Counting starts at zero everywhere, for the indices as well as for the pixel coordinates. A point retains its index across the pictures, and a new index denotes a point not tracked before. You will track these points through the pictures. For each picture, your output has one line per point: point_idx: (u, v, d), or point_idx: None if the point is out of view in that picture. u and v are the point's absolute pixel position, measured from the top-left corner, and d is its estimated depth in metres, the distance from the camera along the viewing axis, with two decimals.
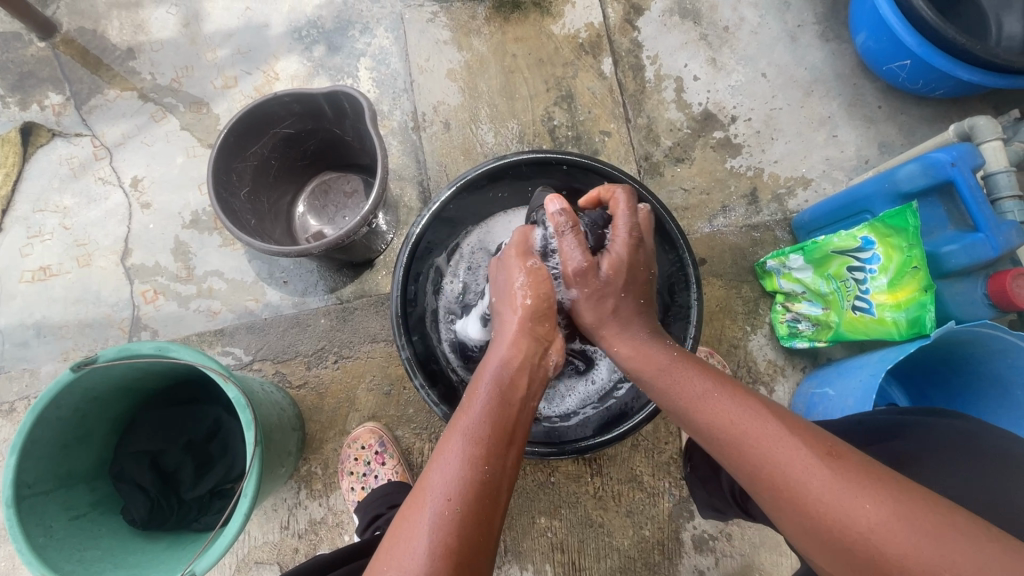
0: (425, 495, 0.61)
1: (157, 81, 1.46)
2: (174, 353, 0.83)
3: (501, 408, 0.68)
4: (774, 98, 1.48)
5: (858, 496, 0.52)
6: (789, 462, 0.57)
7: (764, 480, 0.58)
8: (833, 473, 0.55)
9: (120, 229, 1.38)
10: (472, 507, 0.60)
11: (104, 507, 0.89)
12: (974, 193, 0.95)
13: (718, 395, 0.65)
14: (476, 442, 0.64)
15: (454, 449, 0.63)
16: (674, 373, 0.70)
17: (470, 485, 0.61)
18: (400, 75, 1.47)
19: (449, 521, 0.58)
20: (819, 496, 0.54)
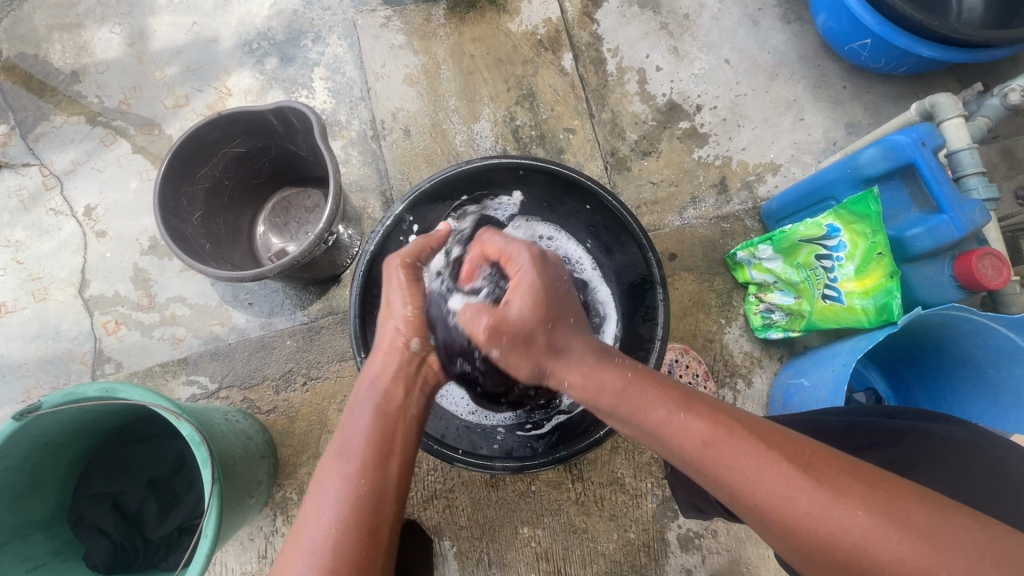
0: (302, 522, 0.60)
1: (104, 103, 1.41)
2: (122, 394, 0.80)
3: (374, 419, 0.69)
4: (739, 84, 1.46)
5: (852, 512, 0.50)
6: (776, 484, 0.53)
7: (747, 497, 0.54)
8: (819, 486, 0.52)
9: (76, 260, 1.33)
10: (351, 524, 0.60)
11: (66, 555, 0.87)
12: (935, 173, 0.93)
13: (684, 415, 0.59)
14: (353, 460, 0.64)
15: (329, 468, 0.64)
16: (635, 401, 0.62)
17: (348, 502, 0.61)
18: (356, 83, 1.43)
19: (326, 541, 0.58)
20: (808, 512, 0.51)
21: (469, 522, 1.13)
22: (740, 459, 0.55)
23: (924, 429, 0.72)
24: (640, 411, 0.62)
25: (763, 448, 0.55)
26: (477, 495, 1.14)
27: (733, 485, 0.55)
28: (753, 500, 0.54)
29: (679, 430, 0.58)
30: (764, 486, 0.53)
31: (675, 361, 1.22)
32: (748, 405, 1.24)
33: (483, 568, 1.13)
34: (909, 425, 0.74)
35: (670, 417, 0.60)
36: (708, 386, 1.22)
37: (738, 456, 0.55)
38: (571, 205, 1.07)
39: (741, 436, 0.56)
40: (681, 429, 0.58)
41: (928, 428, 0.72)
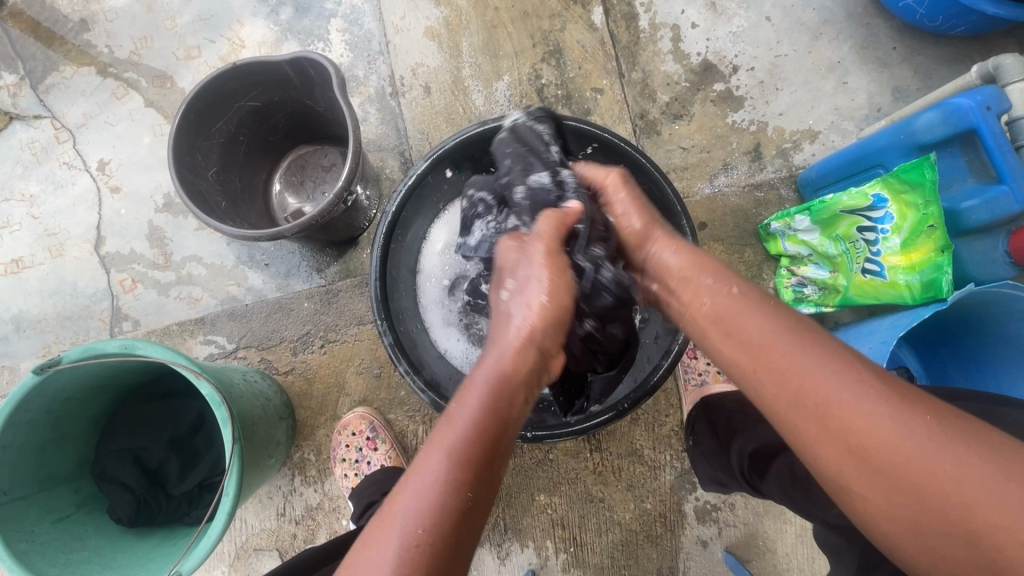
0: (393, 512, 0.56)
1: (114, 54, 1.36)
2: (141, 351, 0.78)
3: (488, 422, 0.61)
4: (779, 44, 1.37)
5: (949, 459, 0.48)
6: (871, 422, 0.51)
7: (836, 432, 0.52)
8: (915, 428, 0.50)
9: (91, 217, 1.31)
10: (446, 537, 0.56)
11: (90, 508, 0.88)
12: (999, 140, 0.86)
13: (783, 334, 0.58)
14: (458, 464, 0.58)
15: (433, 467, 0.57)
16: (740, 316, 0.61)
17: (444, 511, 0.56)
18: (374, 35, 1.36)
19: (418, 554, 0.54)
20: (904, 453, 0.49)
21: None
22: (830, 390, 0.53)
23: (988, 411, 0.68)
24: (754, 336, 0.59)
25: (859, 377, 0.53)
26: None
27: (834, 425, 0.52)
28: (845, 431, 0.52)
29: (775, 358, 0.57)
30: (858, 415, 0.51)
31: None
32: None
33: (499, 533, 1.13)
34: (975, 408, 0.69)
35: (786, 351, 0.56)
36: None
37: (839, 382, 0.53)
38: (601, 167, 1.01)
39: (839, 368, 0.54)
40: (780, 351, 0.57)
41: (999, 410, 0.67)
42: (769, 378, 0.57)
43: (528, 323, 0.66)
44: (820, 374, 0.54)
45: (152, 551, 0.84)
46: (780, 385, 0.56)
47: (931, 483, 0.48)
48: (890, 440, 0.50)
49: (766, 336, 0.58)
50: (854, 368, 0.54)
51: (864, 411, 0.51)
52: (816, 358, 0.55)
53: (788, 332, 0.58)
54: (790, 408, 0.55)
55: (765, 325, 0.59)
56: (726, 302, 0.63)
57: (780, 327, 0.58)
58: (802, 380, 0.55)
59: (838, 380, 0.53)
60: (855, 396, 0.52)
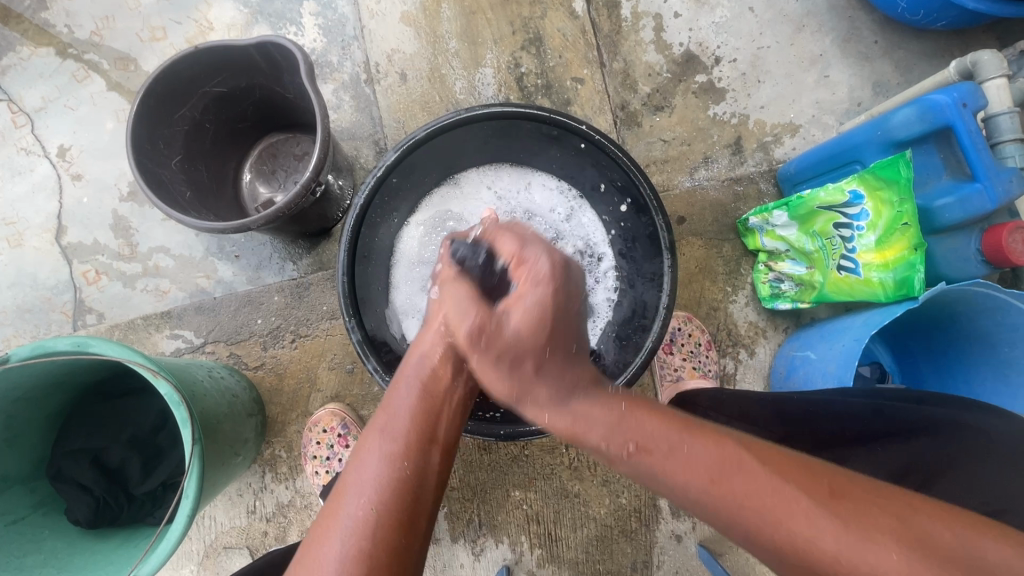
0: (339, 503, 0.55)
1: (74, 34, 1.29)
2: (95, 348, 0.75)
3: (421, 402, 0.61)
4: (761, 35, 1.35)
5: (849, 540, 0.48)
6: (790, 519, 0.49)
7: (759, 529, 0.51)
8: (825, 507, 0.49)
9: (51, 205, 1.26)
10: (389, 517, 0.55)
11: (47, 509, 0.85)
12: (973, 138, 0.86)
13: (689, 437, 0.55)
14: (398, 446, 0.58)
15: (373, 447, 0.58)
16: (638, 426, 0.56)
17: (386, 492, 0.55)
18: (348, 20, 1.31)
19: (360, 536, 0.53)
20: (812, 539, 0.49)
21: (460, 484, 1.13)
22: (745, 478, 0.52)
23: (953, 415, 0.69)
24: (672, 438, 0.55)
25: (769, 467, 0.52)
26: (469, 458, 1.13)
27: (752, 520, 0.51)
28: (753, 520, 0.51)
29: (683, 450, 0.54)
30: (766, 503, 0.50)
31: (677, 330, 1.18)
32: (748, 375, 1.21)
33: (474, 529, 1.12)
34: (943, 414, 0.70)
35: (703, 446, 0.54)
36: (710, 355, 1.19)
37: (745, 475, 0.52)
38: (589, 169, 0.99)
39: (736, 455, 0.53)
40: (686, 444, 0.55)
41: (964, 417, 0.68)
42: (704, 449, 0.54)
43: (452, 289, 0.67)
44: (749, 453, 0.52)
45: (112, 553, 0.81)
46: (715, 457, 0.53)
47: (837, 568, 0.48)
48: (825, 556, 0.48)
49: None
50: (775, 479, 0.51)
51: (793, 531, 0.49)
52: (755, 481, 0.51)
53: (719, 451, 0.53)
54: (734, 529, 0.52)
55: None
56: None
57: (704, 443, 0.54)
58: (727, 448, 0.53)
59: (763, 462, 0.52)
60: (771, 470, 0.51)
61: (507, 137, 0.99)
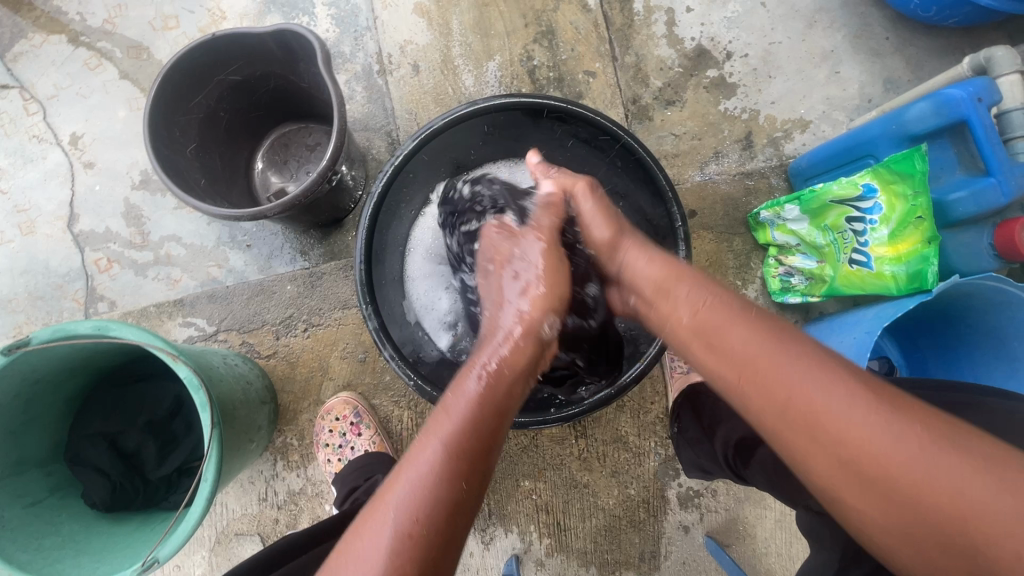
0: (381, 518, 0.54)
1: (87, 22, 1.29)
2: (115, 332, 0.76)
3: (485, 411, 0.60)
4: (773, 31, 1.35)
5: (899, 432, 0.47)
6: (843, 419, 0.49)
7: (801, 414, 0.51)
8: (881, 402, 0.49)
9: (64, 193, 1.26)
10: (441, 531, 0.54)
11: (64, 492, 0.85)
12: (988, 132, 0.86)
13: (739, 326, 0.58)
14: (454, 455, 0.56)
15: (427, 455, 0.56)
16: (710, 317, 0.60)
17: (439, 503, 0.54)
18: (361, 11, 1.31)
19: (408, 547, 0.52)
20: (855, 422, 0.48)
21: None
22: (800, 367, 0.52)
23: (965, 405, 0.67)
24: (727, 338, 0.58)
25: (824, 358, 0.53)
26: None
27: (801, 410, 0.51)
28: (797, 404, 0.51)
29: (728, 337, 0.57)
30: (820, 392, 0.50)
31: None
32: None
33: (483, 518, 1.13)
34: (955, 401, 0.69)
35: (757, 343, 0.56)
36: None
37: (801, 364, 0.52)
38: (605, 163, 1.00)
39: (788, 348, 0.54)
40: (742, 339, 0.57)
41: (983, 401, 0.67)
42: (766, 401, 0.53)
43: (519, 328, 0.67)
44: (823, 399, 0.50)
45: (130, 536, 0.82)
46: (779, 405, 0.52)
47: (884, 460, 0.47)
48: (878, 453, 0.47)
49: (752, 348, 0.55)
50: (841, 375, 0.51)
51: (849, 421, 0.49)
52: (809, 373, 0.52)
53: (777, 344, 0.55)
54: (781, 427, 0.52)
55: (748, 342, 0.56)
56: (702, 317, 0.61)
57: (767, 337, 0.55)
58: (797, 395, 0.51)
59: (850, 409, 0.49)
60: (848, 412, 0.49)
61: (519, 125, 0.99)
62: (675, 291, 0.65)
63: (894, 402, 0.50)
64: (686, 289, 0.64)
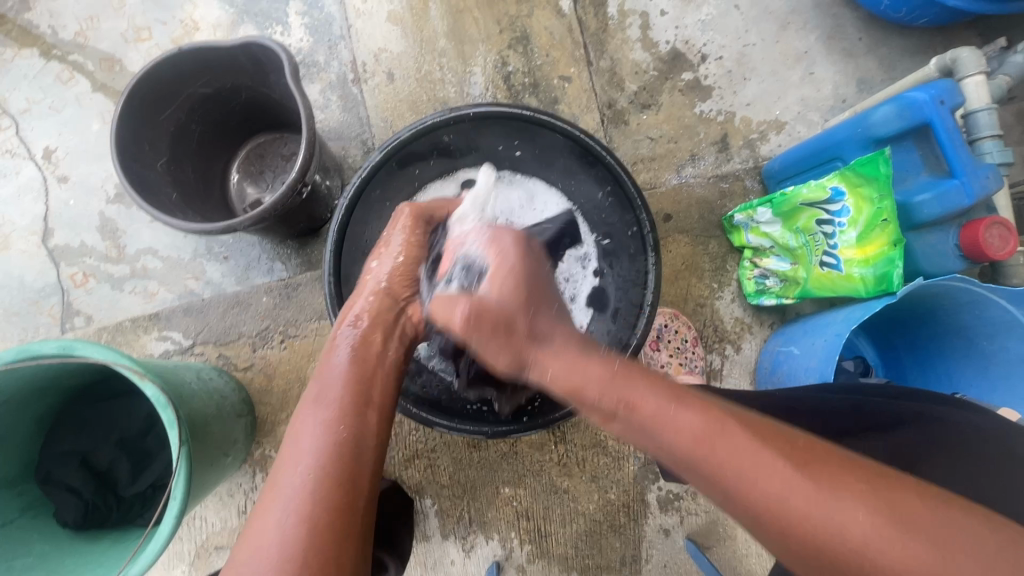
0: (279, 476, 0.59)
1: (58, 35, 1.29)
2: (80, 352, 0.75)
3: (354, 363, 0.68)
4: (747, 33, 1.36)
5: (844, 510, 0.47)
6: (791, 509, 0.48)
7: (751, 507, 0.50)
8: (815, 483, 0.49)
9: (37, 208, 1.26)
10: (331, 476, 0.58)
11: (35, 512, 0.85)
12: (951, 135, 0.88)
13: (673, 408, 0.54)
14: (331, 408, 0.63)
15: (309, 414, 0.63)
16: (623, 390, 0.55)
17: (328, 451, 0.60)
18: (335, 19, 1.31)
19: (306, 492, 0.57)
20: (806, 513, 0.48)
21: (451, 481, 1.14)
22: (735, 459, 0.51)
23: (928, 412, 0.68)
24: (652, 411, 0.54)
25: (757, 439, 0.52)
26: (458, 456, 1.14)
27: (756, 512, 0.50)
28: (752, 502, 0.50)
29: (670, 424, 0.53)
30: (764, 486, 0.49)
31: (665, 326, 1.19)
32: (735, 370, 1.22)
33: (464, 526, 1.13)
34: (914, 408, 0.69)
35: (692, 433, 0.53)
36: (696, 351, 1.20)
37: (734, 447, 0.51)
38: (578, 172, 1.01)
39: (732, 428, 0.52)
40: (674, 428, 0.53)
41: (941, 411, 0.67)
42: (694, 470, 0.53)
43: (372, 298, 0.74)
44: (741, 471, 0.50)
45: (103, 553, 0.82)
46: (705, 476, 0.52)
47: (838, 545, 0.47)
48: (830, 536, 0.47)
49: (668, 419, 0.53)
50: (774, 460, 0.50)
51: (800, 513, 0.48)
52: (746, 464, 0.50)
53: (710, 434, 0.52)
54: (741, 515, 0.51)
55: (663, 406, 0.54)
56: (613, 386, 0.57)
57: (693, 414, 0.53)
58: (717, 468, 0.51)
59: (767, 480, 0.50)
60: (764, 475, 0.50)
61: (538, 141, 0.98)
62: (595, 351, 0.61)
63: (804, 460, 0.50)
64: (601, 349, 0.60)
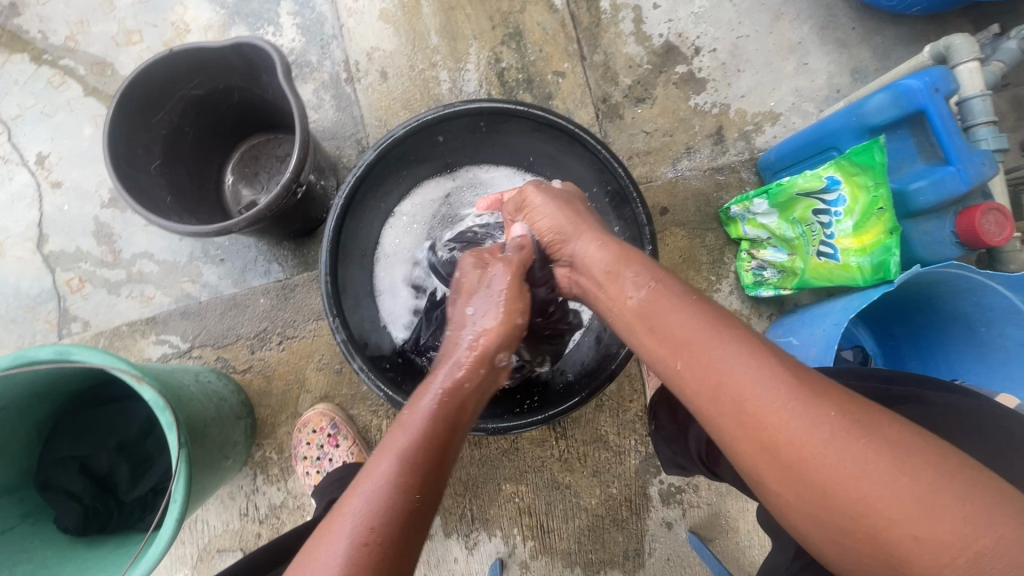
0: (339, 522, 0.53)
1: (48, 40, 1.28)
2: (77, 356, 0.75)
3: (437, 423, 0.60)
4: (740, 25, 1.36)
5: (818, 420, 0.48)
6: (767, 403, 0.50)
7: (729, 402, 0.52)
8: (805, 394, 0.49)
9: (32, 214, 1.25)
10: (394, 543, 0.52)
11: (36, 518, 0.85)
12: (946, 122, 0.88)
13: (685, 314, 0.58)
14: (410, 471, 0.55)
15: (383, 469, 0.55)
16: (654, 305, 0.61)
17: (395, 512, 0.53)
18: (327, 19, 1.31)
19: (365, 555, 0.50)
20: (783, 414, 0.49)
21: (452, 479, 1.14)
22: (729, 351, 0.53)
23: (921, 395, 0.67)
24: (669, 319, 0.59)
25: (759, 347, 0.53)
26: (459, 453, 1.14)
27: (734, 411, 0.51)
28: (735, 399, 0.51)
29: (674, 324, 0.58)
30: (747, 380, 0.51)
31: None
32: None
33: (466, 523, 1.13)
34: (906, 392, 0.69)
35: (694, 326, 0.56)
36: None
37: (729, 350, 0.53)
38: (574, 167, 1.00)
39: (733, 331, 0.55)
40: (681, 324, 0.57)
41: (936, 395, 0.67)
42: (693, 378, 0.55)
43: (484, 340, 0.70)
44: (734, 383, 0.52)
45: (105, 556, 0.82)
46: (706, 382, 0.54)
47: (805, 449, 0.48)
48: (798, 437, 0.48)
49: (687, 329, 0.56)
50: (771, 362, 0.51)
51: (773, 407, 0.49)
52: (740, 362, 0.52)
53: (715, 330, 0.55)
54: (715, 409, 0.53)
55: (688, 322, 0.57)
56: (649, 298, 0.61)
57: (708, 322, 0.56)
58: (719, 378, 0.53)
59: (753, 379, 0.51)
60: (768, 394, 0.50)
61: (532, 136, 0.97)
62: (623, 273, 0.66)
63: (813, 384, 0.50)
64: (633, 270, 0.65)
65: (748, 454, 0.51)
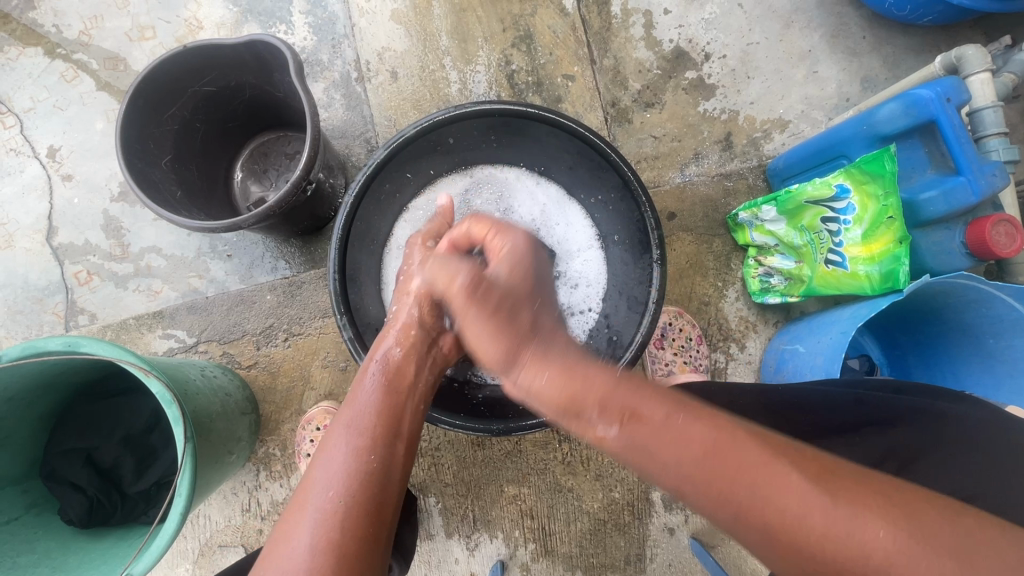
0: (307, 493, 0.58)
1: (62, 34, 1.29)
2: (85, 348, 0.75)
3: (384, 395, 0.68)
4: (751, 32, 1.36)
5: (858, 521, 0.45)
6: (805, 512, 0.46)
7: (757, 523, 0.47)
8: (827, 496, 0.46)
9: (42, 206, 1.26)
10: (356, 500, 0.58)
11: (40, 510, 0.85)
12: (957, 132, 0.88)
13: (682, 416, 0.51)
14: (360, 434, 0.63)
15: (338, 443, 0.62)
16: (629, 397, 0.53)
17: (353, 476, 0.59)
18: (338, 18, 1.31)
19: (331, 516, 0.56)
20: (819, 528, 0.45)
21: (454, 480, 1.13)
22: (745, 468, 0.48)
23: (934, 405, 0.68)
24: (660, 427, 0.52)
25: (769, 453, 0.49)
26: (462, 454, 1.14)
27: (772, 533, 0.47)
28: (764, 516, 0.47)
29: (675, 445, 0.50)
30: (773, 496, 0.47)
31: (668, 324, 1.19)
32: (739, 369, 1.22)
33: (468, 525, 1.13)
34: (920, 403, 0.69)
35: (696, 438, 0.50)
36: (701, 350, 1.20)
37: (745, 459, 0.49)
38: (584, 170, 1.00)
39: (738, 443, 0.50)
40: (685, 444, 0.50)
41: (945, 406, 0.67)
42: (717, 505, 0.49)
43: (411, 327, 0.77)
44: (769, 493, 0.47)
45: (108, 550, 0.82)
46: (731, 505, 0.48)
47: (853, 560, 0.44)
48: (845, 547, 0.45)
49: (689, 443, 0.50)
50: (788, 473, 0.48)
51: (809, 519, 0.46)
52: (755, 469, 0.48)
53: (719, 438, 0.50)
54: (748, 530, 0.48)
55: (686, 432, 0.51)
56: (631, 389, 0.54)
57: (705, 429, 0.51)
58: (745, 502, 0.48)
59: (779, 493, 0.47)
60: (793, 504, 0.46)
61: (544, 139, 0.98)
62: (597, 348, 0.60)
63: (834, 486, 0.47)
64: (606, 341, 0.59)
65: (776, 558, 0.48)
